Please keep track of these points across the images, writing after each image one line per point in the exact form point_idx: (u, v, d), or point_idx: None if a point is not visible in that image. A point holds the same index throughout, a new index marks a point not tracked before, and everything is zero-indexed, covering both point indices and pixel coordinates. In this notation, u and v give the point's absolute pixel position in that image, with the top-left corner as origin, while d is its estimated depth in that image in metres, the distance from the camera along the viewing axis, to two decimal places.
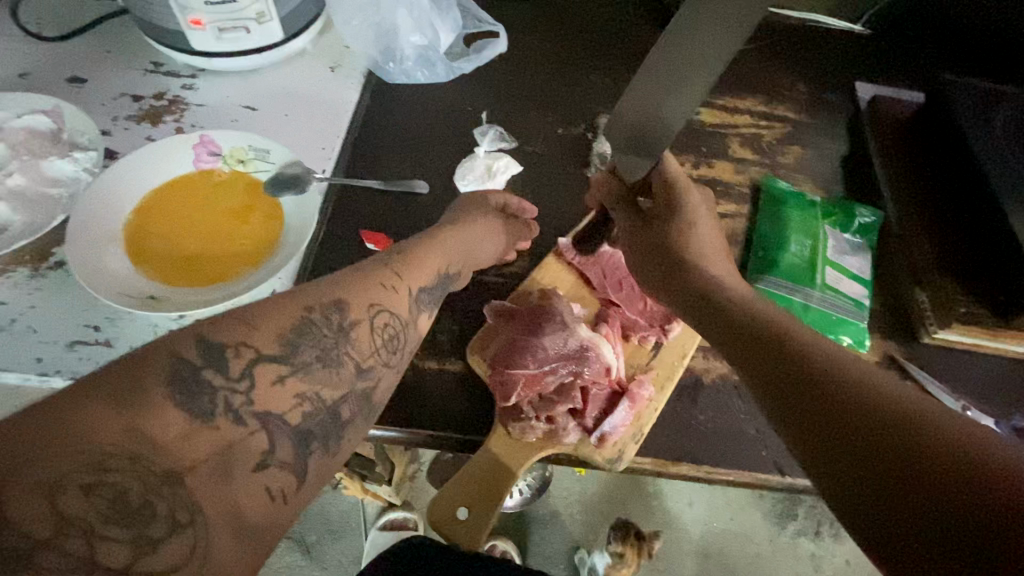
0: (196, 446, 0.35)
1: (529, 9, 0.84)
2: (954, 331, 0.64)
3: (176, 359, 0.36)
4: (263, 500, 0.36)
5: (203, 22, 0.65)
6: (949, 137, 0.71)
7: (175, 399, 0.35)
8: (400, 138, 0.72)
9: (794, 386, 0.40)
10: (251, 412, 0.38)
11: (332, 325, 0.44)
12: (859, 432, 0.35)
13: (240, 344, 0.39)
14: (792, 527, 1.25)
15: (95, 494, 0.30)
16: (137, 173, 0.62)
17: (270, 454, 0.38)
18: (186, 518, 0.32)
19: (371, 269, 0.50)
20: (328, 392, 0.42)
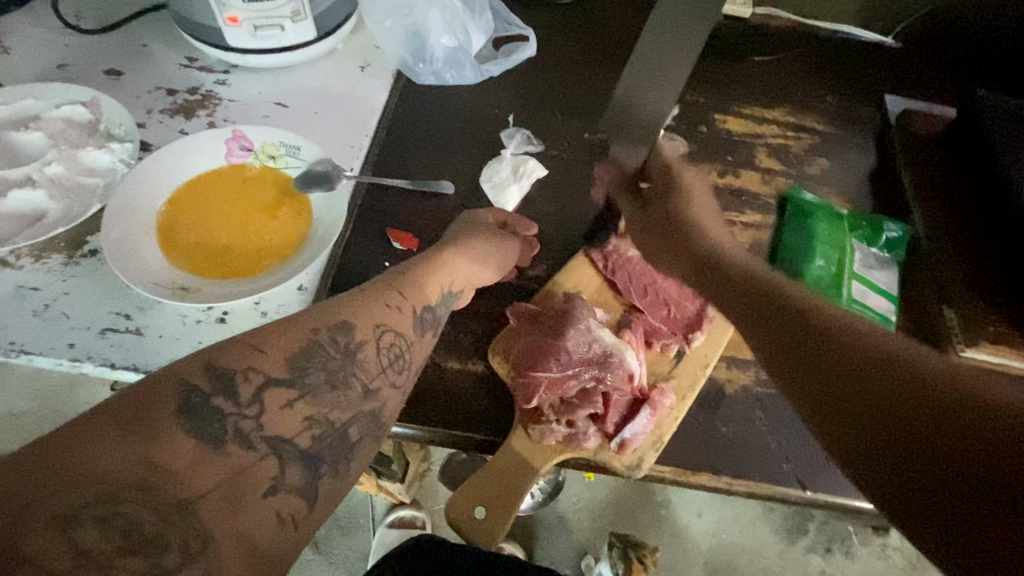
0: (204, 475, 0.37)
1: (559, 14, 0.84)
2: (984, 350, 0.62)
3: (187, 387, 0.39)
4: (274, 527, 0.38)
5: (240, 19, 0.67)
6: (982, 153, 0.70)
7: (184, 426, 0.37)
8: (426, 139, 0.73)
9: (806, 351, 0.38)
10: (260, 437, 0.40)
11: (339, 348, 0.45)
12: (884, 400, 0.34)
13: (249, 369, 0.41)
14: (802, 543, 1.24)
15: (107, 525, 0.33)
16: (170, 166, 0.63)
17: (279, 479, 0.40)
18: (198, 547, 0.35)
19: (380, 289, 0.51)
20: (337, 413, 0.43)
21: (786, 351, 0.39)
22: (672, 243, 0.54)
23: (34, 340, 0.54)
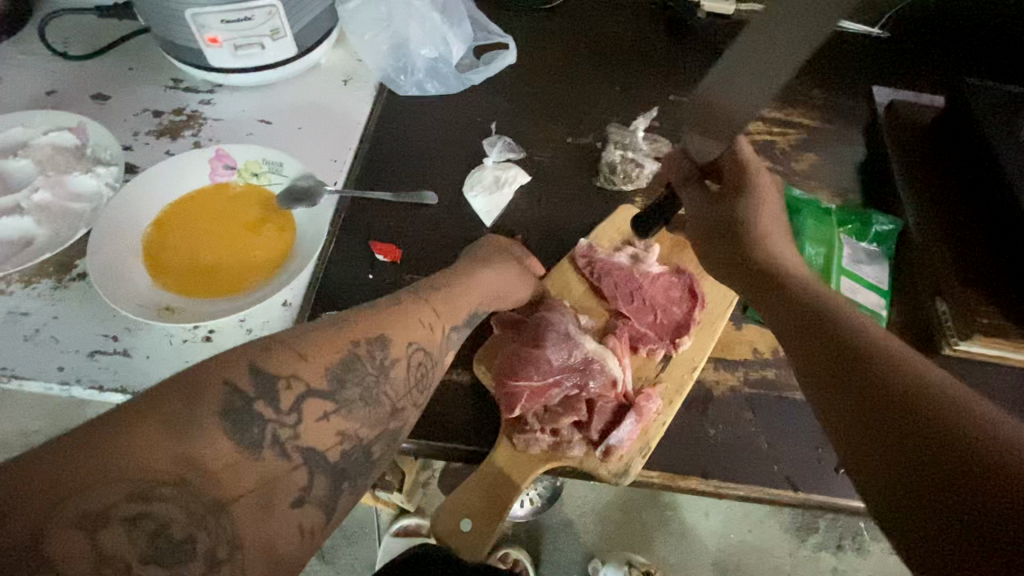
0: (243, 477, 0.37)
1: (539, 20, 0.84)
2: (976, 343, 0.62)
3: (229, 388, 0.38)
4: (293, 536, 0.38)
5: (220, 39, 0.67)
6: (972, 142, 0.68)
7: (226, 431, 0.37)
8: (410, 151, 0.73)
9: (849, 372, 0.39)
10: (295, 446, 0.39)
11: (375, 362, 0.45)
12: (907, 427, 0.35)
13: (292, 376, 0.41)
14: (813, 540, 1.22)
15: (135, 528, 0.32)
16: (155, 188, 0.63)
17: (307, 491, 0.39)
18: (225, 553, 0.35)
19: (393, 299, 0.51)
20: (367, 430, 0.43)
21: (830, 369, 0.41)
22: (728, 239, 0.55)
23: (26, 364, 0.55)
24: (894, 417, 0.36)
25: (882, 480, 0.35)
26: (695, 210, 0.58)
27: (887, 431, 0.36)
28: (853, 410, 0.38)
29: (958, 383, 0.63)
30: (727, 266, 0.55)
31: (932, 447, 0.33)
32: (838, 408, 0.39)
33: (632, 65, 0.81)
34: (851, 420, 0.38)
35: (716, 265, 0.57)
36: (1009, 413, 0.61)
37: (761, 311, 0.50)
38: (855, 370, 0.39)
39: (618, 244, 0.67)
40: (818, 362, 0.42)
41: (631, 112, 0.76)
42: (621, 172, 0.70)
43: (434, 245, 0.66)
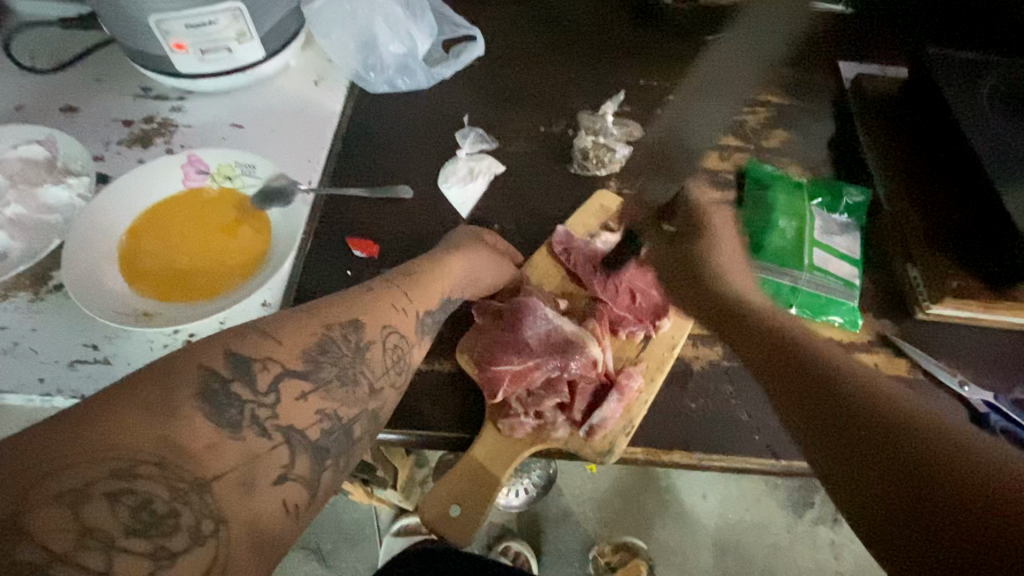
0: (223, 455, 0.37)
1: (506, 12, 0.85)
2: (948, 305, 0.63)
3: (206, 371, 0.38)
4: (279, 513, 0.38)
5: (186, 45, 0.67)
6: (935, 110, 0.69)
7: (204, 411, 0.37)
8: (384, 145, 0.73)
9: (799, 393, 0.40)
10: (275, 425, 0.40)
11: (349, 345, 0.46)
12: (857, 443, 0.36)
13: (267, 359, 0.41)
14: (810, 515, 1.24)
15: (118, 503, 0.32)
16: (128, 196, 0.63)
17: (289, 468, 0.39)
18: (210, 527, 0.34)
19: (371, 289, 0.51)
20: (345, 409, 0.44)
21: (782, 390, 0.42)
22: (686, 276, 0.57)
23: (4, 377, 0.54)
24: (843, 433, 0.37)
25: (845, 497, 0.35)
26: (659, 254, 0.61)
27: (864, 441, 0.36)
28: (820, 424, 0.38)
29: (931, 343, 0.65)
30: (694, 294, 0.55)
31: (889, 462, 0.34)
32: (805, 444, 0.39)
33: (599, 52, 0.81)
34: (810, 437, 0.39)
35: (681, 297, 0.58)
36: (982, 370, 0.63)
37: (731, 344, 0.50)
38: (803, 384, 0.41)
39: (595, 229, 0.68)
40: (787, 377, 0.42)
41: (600, 98, 0.77)
42: (594, 157, 0.71)
43: (411, 237, 0.67)
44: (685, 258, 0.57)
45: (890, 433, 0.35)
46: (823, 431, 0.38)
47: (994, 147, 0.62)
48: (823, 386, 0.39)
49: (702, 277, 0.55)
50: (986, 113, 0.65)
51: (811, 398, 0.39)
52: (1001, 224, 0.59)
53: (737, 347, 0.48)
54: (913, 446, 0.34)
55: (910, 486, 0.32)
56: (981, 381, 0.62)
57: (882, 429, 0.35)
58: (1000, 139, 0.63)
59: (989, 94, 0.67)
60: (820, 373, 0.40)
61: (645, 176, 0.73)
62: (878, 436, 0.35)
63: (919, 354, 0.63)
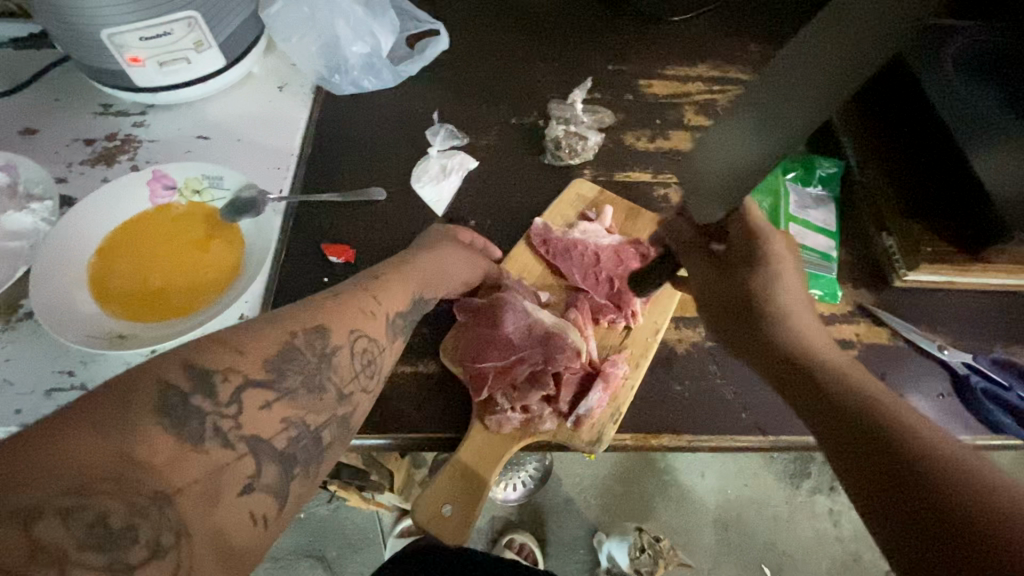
0: (185, 470, 0.36)
1: (470, 4, 0.84)
2: (925, 271, 0.64)
3: (165, 385, 0.38)
4: (246, 525, 0.38)
5: (142, 58, 0.66)
6: (898, 76, 0.69)
7: (164, 425, 0.36)
8: (351, 149, 0.72)
9: (868, 454, 0.39)
10: (239, 436, 0.39)
11: (315, 351, 0.46)
12: (897, 494, 0.37)
13: (229, 369, 0.41)
14: (807, 486, 1.26)
15: (71, 520, 0.31)
16: (94, 217, 0.62)
17: (256, 479, 0.39)
18: (171, 540, 0.34)
19: (341, 295, 0.51)
20: (312, 416, 0.44)
21: (826, 427, 0.43)
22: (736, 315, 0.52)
23: None
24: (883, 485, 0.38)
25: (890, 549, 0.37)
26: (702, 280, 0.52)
27: (895, 489, 0.37)
28: (852, 467, 0.40)
29: (901, 310, 0.66)
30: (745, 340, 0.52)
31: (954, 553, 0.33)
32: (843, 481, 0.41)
33: (566, 39, 0.81)
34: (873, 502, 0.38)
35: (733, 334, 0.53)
36: (958, 335, 0.64)
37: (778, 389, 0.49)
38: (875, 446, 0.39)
39: (573, 219, 0.68)
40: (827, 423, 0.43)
41: (569, 86, 0.77)
42: (566, 146, 0.71)
43: (383, 240, 0.66)
44: (741, 298, 0.51)
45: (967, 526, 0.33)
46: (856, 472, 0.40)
47: (959, 109, 0.63)
48: (898, 454, 0.38)
49: (756, 315, 0.50)
50: (952, 75, 0.66)
51: (862, 451, 0.40)
52: (972, 186, 0.60)
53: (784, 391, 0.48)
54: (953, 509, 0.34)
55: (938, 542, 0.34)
56: (958, 346, 0.63)
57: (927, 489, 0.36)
58: (965, 100, 0.64)
59: (954, 57, 0.68)
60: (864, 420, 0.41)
61: (618, 161, 0.72)
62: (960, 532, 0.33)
63: (897, 322, 0.63)
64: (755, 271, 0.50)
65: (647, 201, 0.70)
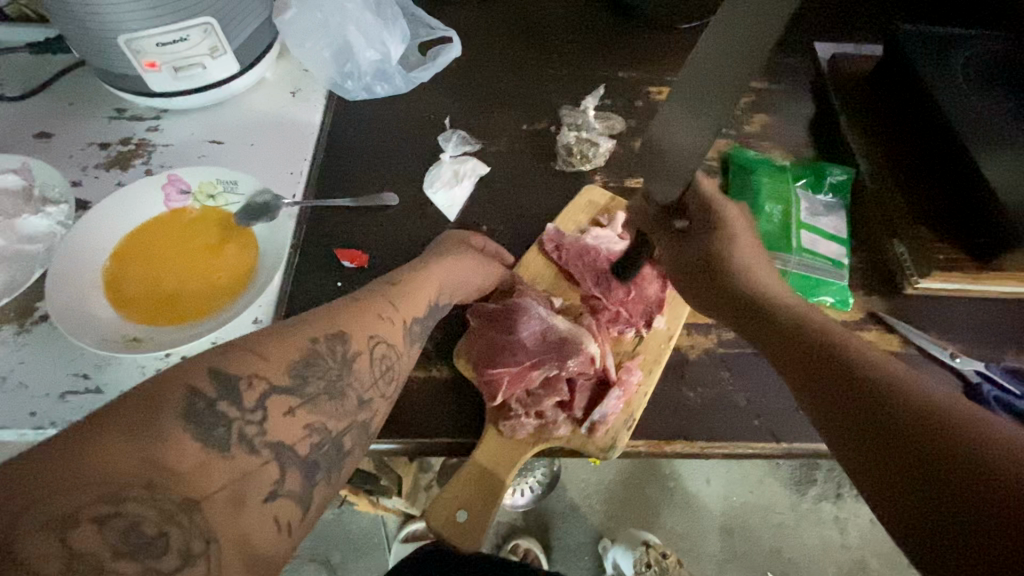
0: (212, 475, 0.37)
1: (482, 11, 0.84)
2: (936, 279, 0.64)
3: (191, 392, 0.38)
4: (271, 531, 0.38)
5: (158, 63, 0.66)
6: (911, 88, 0.70)
7: (191, 432, 0.37)
8: (365, 154, 0.73)
9: (848, 393, 0.41)
10: (264, 442, 0.40)
11: (336, 356, 0.46)
12: (876, 427, 0.38)
13: (253, 375, 0.41)
14: (812, 493, 1.26)
15: (106, 527, 0.31)
16: (111, 222, 0.62)
17: (280, 484, 0.39)
18: (201, 547, 0.34)
19: (361, 300, 0.51)
20: (335, 422, 0.44)
21: (805, 372, 0.45)
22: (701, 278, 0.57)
23: None
24: (862, 420, 0.39)
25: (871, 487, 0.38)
26: (669, 254, 0.59)
27: (877, 422, 0.38)
28: (837, 406, 0.41)
29: (912, 318, 0.66)
30: (711, 301, 0.56)
31: (912, 457, 0.36)
32: (821, 421, 0.42)
33: (577, 47, 0.82)
34: (840, 433, 0.40)
35: (699, 303, 0.58)
36: (971, 343, 0.64)
37: (755, 345, 0.51)
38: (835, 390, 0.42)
39: (585, 225, 0.68)
40: (805, 369, 0.45)
41: (580, 93, 0.77)
42: (578, 153, 0.72)
43: (398, 245, 0.66)
44: (700, 258, 0.57)
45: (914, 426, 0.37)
46: (842, 408, 0.41)
47: (970, 119, 0.63)
48: (874, 390, 0.40)
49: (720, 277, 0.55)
50: (963, 86, 0.66)
51: (842, 391, 0.41)
52: (978, 190, 0.61)
53: (761, 340, 0.51)
54: (930, 435, 0.36)
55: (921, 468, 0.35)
56: (970, 354, 0.64)
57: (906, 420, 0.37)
58: (977, 110, 0.64)
59: (965, 66, 0.68)
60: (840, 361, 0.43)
61: (630, 169, 0.73)
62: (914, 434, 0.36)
63: (909, 330, 0.63)
64: (713, 234, 0.56)
65: None
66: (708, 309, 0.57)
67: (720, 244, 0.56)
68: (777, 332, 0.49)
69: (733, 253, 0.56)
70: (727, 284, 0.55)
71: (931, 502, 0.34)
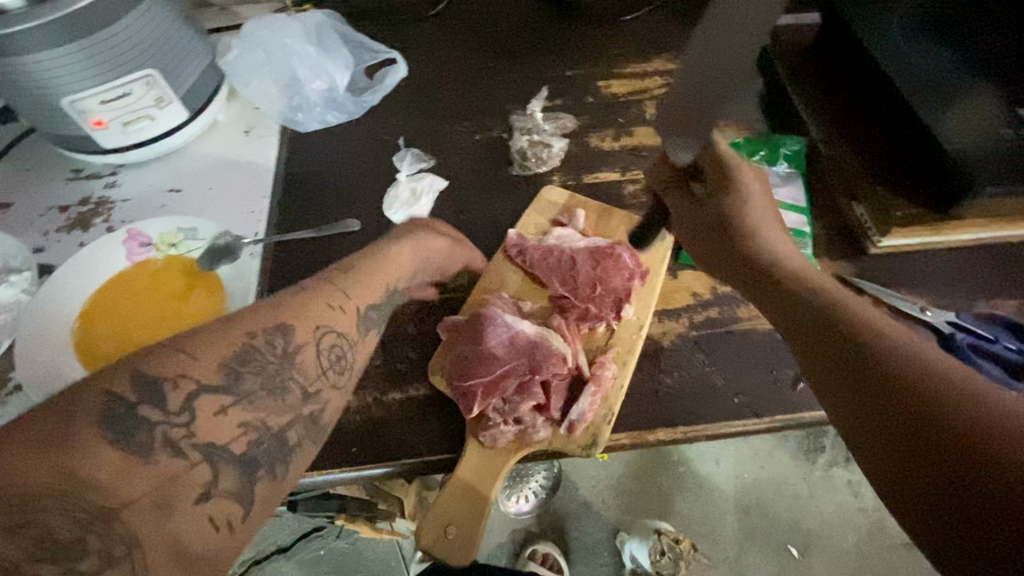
0: (134, 484, 0.37)
1: (426, 28, 0.85)
2: (897, 236, 0.65)
3: (109, 397, 0.39)
4: (207, 530, 0.38)
5: (105, 120, 0.66)
6: (853, 51, 0.70)
7: (109, 437, 0.38)
8: (323, 183, 0.73)
9: (850, 365, 0.41)
10: (191, 444, 0.40)
11: (276, 351, 0.46)
12: (880, 395, 0.38)
13: (178, 376, 0.41)
14: (823, 460, 1.26)
15: (16, 535, 0.34)
16: (75, 283, 0.63)
17: (210, 487, 0.40)
18: (123, 551, 0.35)
19: (314, 291, 0.51)
20: (274, 418, 0.44)
21: (812, 340, 0.44)
22: (715, 238, 0.56)
23: None
24: (867, 388, 0.39)
25: (872, 457, 0.37)
26: (681, 213, 0.57)
27: (882, 394, 0.38)
28: (842, 373, 0.41)
29: (882, 277, 0.66)
30: (726, 262, 0.55)
31: (938, 445, 0.34)
32: (824, 389, 0.42)
33: (523, 51, 0.82)
34: (844, 400, 0.40)
35: (716, 266, 0.57)
36: (940, 295, 0.65)
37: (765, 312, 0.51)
38: (863, 382, 0.39)
39: (547, 226, 0.68)
40: (810, 335, 0.45)
41: (529, 96, 0.78)
42: (533, 157, 0.72)
43: None
44: (716, 220, 0.55)
45: (954, 428, 0.33)
46: (847, 380, 0.40)
47: (909, 76, 0.64)
48: (875, 360, 0.40)
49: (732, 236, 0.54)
50: (900, 43, 0.67)
51: (845, 357, 0.41)
52: (928, 147, 0.61)
53: (766, 301, 0.51)
54: (935, 408, 0.35)
55: (921, 441, 0.34)
56: (942, 306, 0.64)
57: (913, 394, 0.36)
58: (916, 66, 0.65)
59: (901, 23, 0.68)
60: (845, 329, 0.43)
61: (587, 164, 0.73)
62: (951, 439, 0.33)
63: (879, 289, 0.64)
64: (727, 193, 0.55)
65: (619, 199, 0.71)
66: (718, 270, 0.57)
67: (734, 207, 0.55)
68: (787, 300, 0.49)
69: (748, 215, 0.55)
70: (744, 242, 0.54)
71: (932, 471, 0.33)
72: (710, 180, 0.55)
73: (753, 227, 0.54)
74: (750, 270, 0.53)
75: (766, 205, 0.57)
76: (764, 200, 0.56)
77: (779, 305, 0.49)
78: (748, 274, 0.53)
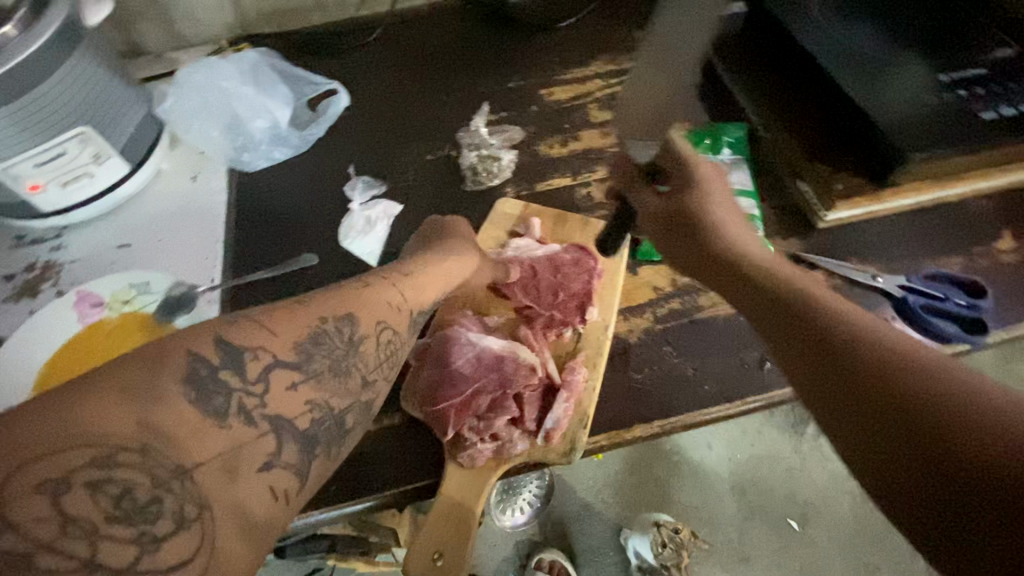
0: (206, 444, 0.35)
1: (365, 54, 0.85)
2: (842, 209, 0.67)
3: (192, 357, 0.37)
4: (267, 501, 0.37)
5: (42, 183, 0.65)
6: (779, 35, 0.72)
7: (188, 397, 0.36)
8: (278, 220, 0.72)
9: (835, 373, 0.39)
10: (262, 414, 0.39)
11: (343, 337, 0.45)
12: (871, 405, 0.37)
13: (260, 348, 0.40)
14: (810, 430, 1.28)
15: (98, 492, 0.31)
16: (28, 354, 0.61)
17: (274, 455, 0.38)
18: (194, 513, 0.33)
19: (364, 286, 0.51)
20: (336, 400, 0.43)
21: (795, 343, 0.42)
22: (684, 240, 0.55)
23: None
24: (855, 398, 0.37)
25: (869, 469, 0.36)
26: (648, 206, 0.56)
27: (875, 403, 0.36)
28: (829, 380, 0.39)
29: (832, 250, 0.68)
30: (694, 260, 0.54)
31: (936, 456, 0.33)
32: (809, 396, 0.41)
33: (464, 67, 0.83)
34: (835, 410, 0.39)
35: (685, 261, 0.56)
36: (889, 261, 0.67)
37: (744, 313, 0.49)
38: (850, 393, 0.38)
39: (505, 239, 0.70)
40: (793, 339, 0.43)
41: (475, 111, 0.79)
42: (483, 170, 0.73)
43: None
44: (683, 213, 0.54)
45: (953, 438, 0.33)
46: (837, 387, 0.39)
47: (833, 55, 0.66)
48: (863, 366, 0.38)
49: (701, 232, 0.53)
50: (823, 23, 0.69)
51: (831, 363, 0.39)
52: (861, 122, 0.64)
53: (744, 300, 0.49)
54: (928, 414, 0.34)
55: (920, 454, 0.34)
56: (891, 272, 0.67)
57: (906, 402, 0.35)
58: (840, 45, 0.67)
59: (822, 4, 0.71)
60: (824, 332, 0.41)
61: (539, 172, 0.74)
62: (952, 452, 0.32)
63: (830, 262, 0.65)
64: (693, 189, 0.54)
65: (574, 203, 0.72)
66: (691, 268, 0.56)
67: (698, 199, 0.54)
68: (767, 299, 0.46)
69: (712, 208, 0.54)
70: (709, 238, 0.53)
71: (930, 484, 0.33)
72: (669, 174, 0.55)
73: (720, 227, 0.53)
74: (720, 269, 0.51)
75: (730, 203, 0.56)
76: (723, 192, 0.55)
77: (756, 303, 0.47)
78: (728, 276, 0.51)
